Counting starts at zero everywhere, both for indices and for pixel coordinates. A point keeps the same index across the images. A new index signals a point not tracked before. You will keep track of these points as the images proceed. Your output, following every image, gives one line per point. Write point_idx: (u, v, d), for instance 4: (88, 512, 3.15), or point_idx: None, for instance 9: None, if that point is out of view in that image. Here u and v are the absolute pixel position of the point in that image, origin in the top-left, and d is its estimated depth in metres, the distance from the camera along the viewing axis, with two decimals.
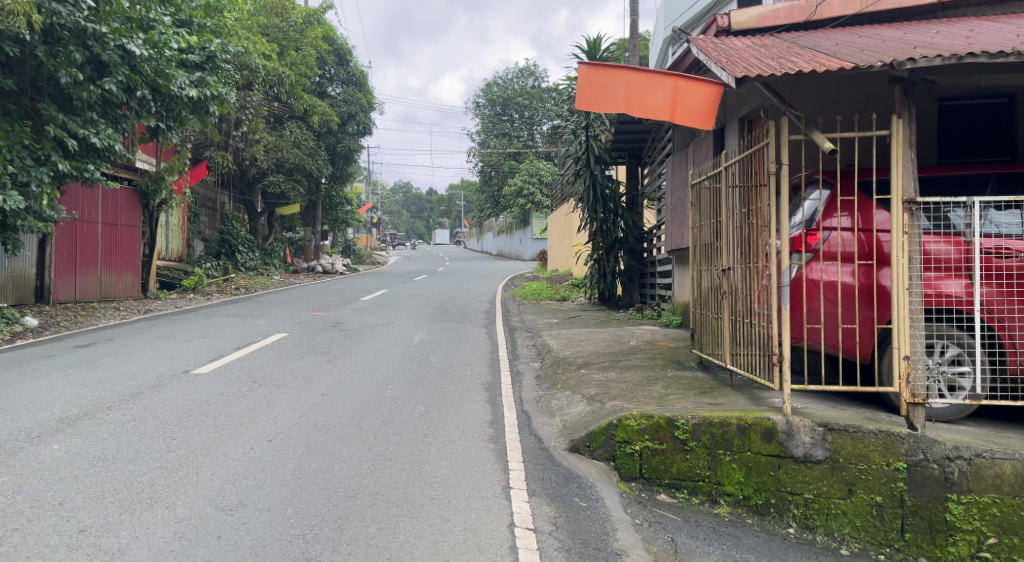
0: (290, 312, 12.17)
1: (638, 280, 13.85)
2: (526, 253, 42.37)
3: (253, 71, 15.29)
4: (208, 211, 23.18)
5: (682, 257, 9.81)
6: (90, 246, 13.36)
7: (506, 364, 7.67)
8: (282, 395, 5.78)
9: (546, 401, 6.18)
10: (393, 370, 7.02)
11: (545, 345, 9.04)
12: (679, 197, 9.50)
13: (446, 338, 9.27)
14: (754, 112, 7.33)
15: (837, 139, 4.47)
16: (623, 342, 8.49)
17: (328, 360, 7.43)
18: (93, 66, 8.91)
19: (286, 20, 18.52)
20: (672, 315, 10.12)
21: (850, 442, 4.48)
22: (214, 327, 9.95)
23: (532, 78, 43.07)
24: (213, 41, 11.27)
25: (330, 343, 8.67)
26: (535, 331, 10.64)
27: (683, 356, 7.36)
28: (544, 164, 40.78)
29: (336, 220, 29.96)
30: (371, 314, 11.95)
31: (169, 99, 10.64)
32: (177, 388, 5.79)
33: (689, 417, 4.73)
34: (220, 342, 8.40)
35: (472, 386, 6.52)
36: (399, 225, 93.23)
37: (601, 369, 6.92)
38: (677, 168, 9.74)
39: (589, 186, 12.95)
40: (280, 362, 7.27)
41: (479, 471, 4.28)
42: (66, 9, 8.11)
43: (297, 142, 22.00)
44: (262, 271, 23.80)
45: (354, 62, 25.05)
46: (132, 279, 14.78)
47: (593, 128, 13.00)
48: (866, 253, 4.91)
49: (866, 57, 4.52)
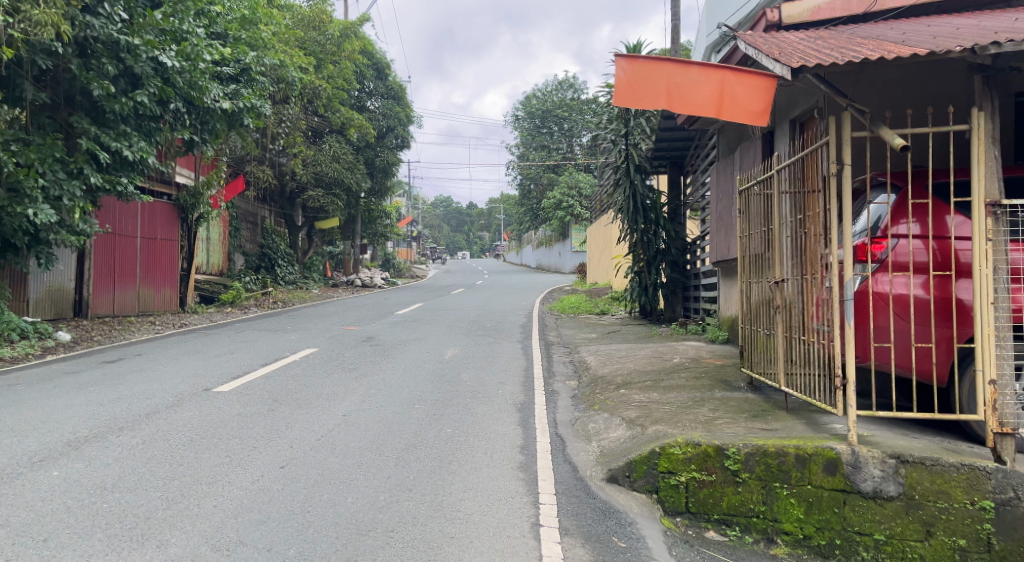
0: (324, 326, 12.05)
1: (681, 294, 13.34)
2: (566, 265, 41.85)
3: (290, 84, 15.39)
4: (250, 226, 23.55)
5: (728, 269, 9.32)
6: (129, 261, 13.59)
7: (541, 383, 7.26)
8: (302, 415, 5.53)
9: (582, 423, 5.72)
10: (420, 389, 6.70)
11: (583, 361, 8.61)
12: (725, 206, 8.99)
13: (479, 355, 8.92)
14: (806, 111, 6.79)
15: (908, 135, 3.94)
16: (666, 359, 7.97)
17: (353, 378, 7.17)
18: (127, 79, 9.20)
19: (324, 33, 18.48)
20: (719, 330, 9.59)
21: (927, 477, 3.94)
22: (245, 342, 9.85)
23: (572, 90, 42.92)
24: (248, 53, 11.66)
25: (359, 359, 8.44)
26: (572, 346, 10.22)
27: (732, 376, 6.81)
28: (584, 175, 40.32)
29: (375, 233, 30.16)
30: (404, 328, 11.73)
31: (204, 111, 11.01)
32: (194, 408, 5.63)
33: (740, 445, 4.25)
34: (247, 357, 8.27)
35: (503, 407, 6.14)
36: (439, 239, 93.87)
37: (642, 388, 6.44)
38: (722, 176, 9.23)
39: (628, 196, 12.57)
40: (304, 379, 7.07)
41: (507, 505, 3.89)
42: (99, 22, 8.50)
43: (336, 156, 22.19)
44: (301, 285, 24.05)
45: (392, 76, 25.18)
46: (171, 293, 14.98)
47: (632, 136, 12.55)
48: (941, 262, 4.30)
49: (940, 43, 4.01)
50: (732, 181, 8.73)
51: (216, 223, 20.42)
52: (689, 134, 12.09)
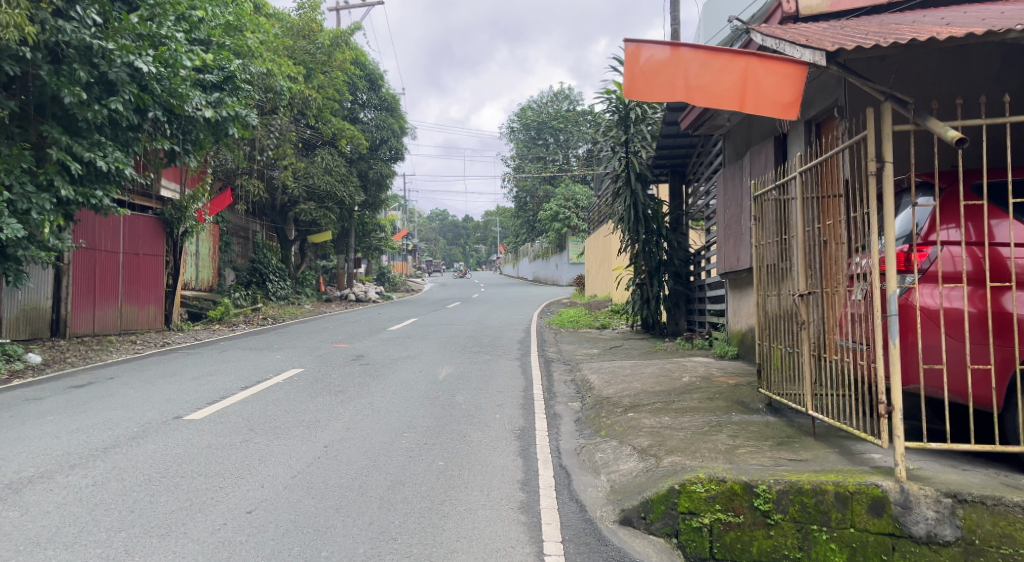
0: (312, 344, 11.50)
1: (684, 306, 12.86)
2: (563, 278, 41.32)
3: (278, 94, 14.99)
4: (241, 240, 23.02)
5: (738, 280, 8.84)
6: (110, 277, 13.05)
7: (541, 405, 6.70)
8: (278, 448, 4.98)
9: (589, 453, 5.18)
10: (411, 415, 6.14)
11: (585, 380, 8.08)
12: (734, 214, 8.52)
13: (474, 374, 8.36)
14: (824, 112, 6.32)
15: (961, 127, 3.44)
16: (675, 378, 7.42)
17: (338, 402, 6.62)
18: (101, 86, 8.71)
19: (314, 42, 18.09)
20: (727, 345, 9.09)
21: (988, 518, 3.42)
22: (227, 362, 9.29)
23: (567, 102, 42.69)
24: (232, 60, 11.25)
25: (347, 380, 7.89)
26: (574, 364, 9.68)
27: (748, 397, 6.27)
28: (581, 188, 39.98)
29: (369, 247, 29.70)
30: (396, 345, 11.19)
31: (186, 120, 10.58)
32: (160, 440, 5.09)
33: (772, 482, 3.72)
34: (227, 379, 7.71)
35: (501, 434, 5.60)
36: (436, 252, 93.42)
37: (652, 412, 5.91)
38: (730, 183, 8.76)
39: (629, 205, 12.12)
40: (286, 404, 6.53)
41: (507, 559, 3.34)
42: (71, 26, 8.04)
43: (329, 168, 21.82)
44: (293, 301, 23.53)
45: (385, 87, 24.81)
46: (155, 310, 14.42)
47: (632, 144, 12.16)
48: (995, 272, 3.78)
49: (996, 23, 3.53)
50: (741, 188, 8.25)
51: (205, 238, 19.89)
52: (691, 141, 11.66)
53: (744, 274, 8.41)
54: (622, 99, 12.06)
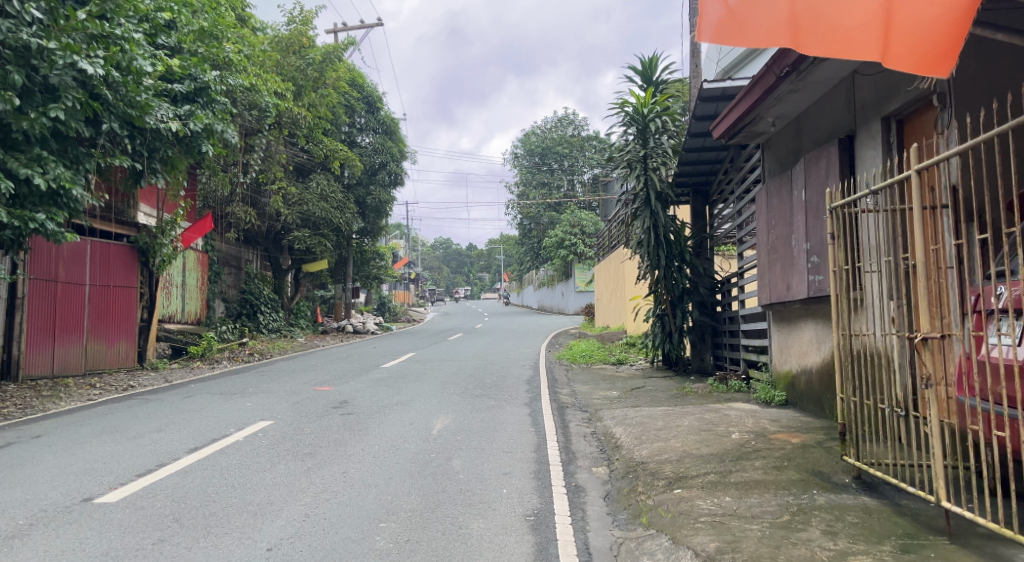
0: (292, 386, 10.15)
1: (710, 339, 11.52)
2: (569, 307, 39.97)
3: (264, 110, 14.00)
4: (232, 270, 21.82)
5: (787, 313, 7.51)
6: (73, 311, 11.80)
7: (558, 474, 5.34)
8: (204, 553, 3.62)
9: (628, 554, 3.81)
10: (392, 493, 4.76)
11: (610, 435, 6.72)
12: (782, 234, 7.25)
13: (475, 427, 6.99)
14: (913, 103, 5.16)
15: None
16: (723, 435, 6.01)
17: (303, 472, 5.24)
18: (44, 93, 7.60)
19: (303, 58, 16.92)
20: (772, 390, 7.81)
21: None
22: (187, 412, 7.93)
23: (572, 127, 41.79)
24: (207, 70, 10.36)
25: (321, 437, 6.52)
26: (592, 410, 8.31)
27: (825, 463, 4.89)
28: (587, 213, 38.92)
29: (368, 276, 28.56)
30: (387, 387, 9.86)
31: (150, 133, 9.52)
32: (45, 542, 3.73)
33: None
34: (174, 438, 6.35)
35: (510, 523, 4.23)
36: (439, 280, 92.09)
37: (706, 489, 4.55)
38: (774, 197, 7.49)
39: (649, 227, 10.93)
40: (237, 474, 5.17)
41: None
42: (6, 23, 6.92)
43: (325, 194, 20.93)
44: (286, 333, 22.31)
45: (384, 110, 23.86)
46: (128, 346, 13.13)
47: (650, 160, 10.99)
48: None
49: None
50: (791, 203, 6.99)
51: (193, 267, 18.65)
52: (717, 155, 10.59)
53: (797, 305, 7.12)
54: (639, 108, 10.99)
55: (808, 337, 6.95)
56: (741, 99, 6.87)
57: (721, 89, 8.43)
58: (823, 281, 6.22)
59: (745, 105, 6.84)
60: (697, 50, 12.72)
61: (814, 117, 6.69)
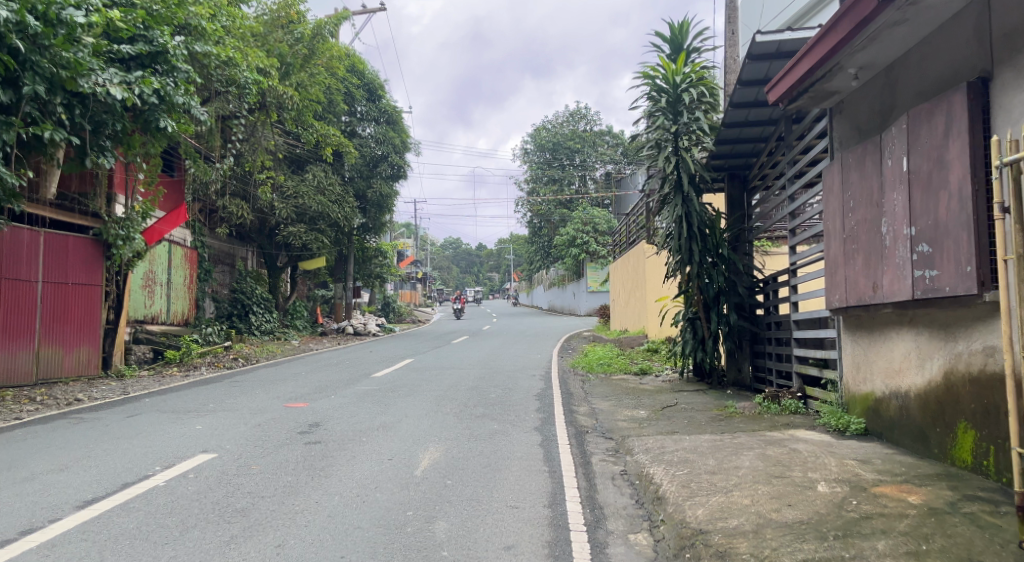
0: (259, 402, 8.60)
1: (749, 347, 9.96)
2: (581, 308, 38.24)
3: (244, 87, 12.54)
4: (222, 267, 20.46)
5: (871, 321, 5.87)
6: (22, 312, 10.39)
7: (583, 550, 3.78)
8: None
9: None
10: None
11: (647, 477, 5.13)
12: (866, 219, 5.63)
13: (470, 466, 5.42)
14: None
15: None
16: (805, 488, 4.40)
17: (221, 546, 3.70)
18: None
19: (291, 33, 15.49)
20: (846, 415, 6.22)
21: None
22: (116, 439, 6.37)
23: (584, 121, 40.23)
24: (167, 32, 8.89)
25: (266, 481, 4.98)
26: (618, 438, 6.71)
27: (982, 547, 3.29)
28: (601, 211, 37.15)
29: (369, 275, 27.05)
30: (371, 404, 8.30)
31: (91, 102, 8.05)
32: None
33: None
34: (74, 482, 4.83)
35: None
36: (447, 281, 90.58)
37: None
38: (854, 172, 5.86)
39: (681, 217, 9.43)
40: (126, 547, 3.64)
41: None
42: None
43: (321, 187, 19.57)
44: (280, 335, 20.83)
45: (386, 98, 22.36)
46: (90, 353, 11.69)
47: (682, 139, 9.49)
48: None
49: None
50: (881, 177, 5.35)
51: (180, 264, 17.08)
52: (762, 131, 8.98)
53: (887, 310, 5.50)
54: (670, 78, 9.46)
55: (903, 352, 5.34)
56: (816, 45, 5.24)
57: (778, 41, 6.79)
58: (937, 278, 4.57)
59: (823, 51, 5.20)
60: (734, 14, 11.10)
61: (917, 64, 5.06)
